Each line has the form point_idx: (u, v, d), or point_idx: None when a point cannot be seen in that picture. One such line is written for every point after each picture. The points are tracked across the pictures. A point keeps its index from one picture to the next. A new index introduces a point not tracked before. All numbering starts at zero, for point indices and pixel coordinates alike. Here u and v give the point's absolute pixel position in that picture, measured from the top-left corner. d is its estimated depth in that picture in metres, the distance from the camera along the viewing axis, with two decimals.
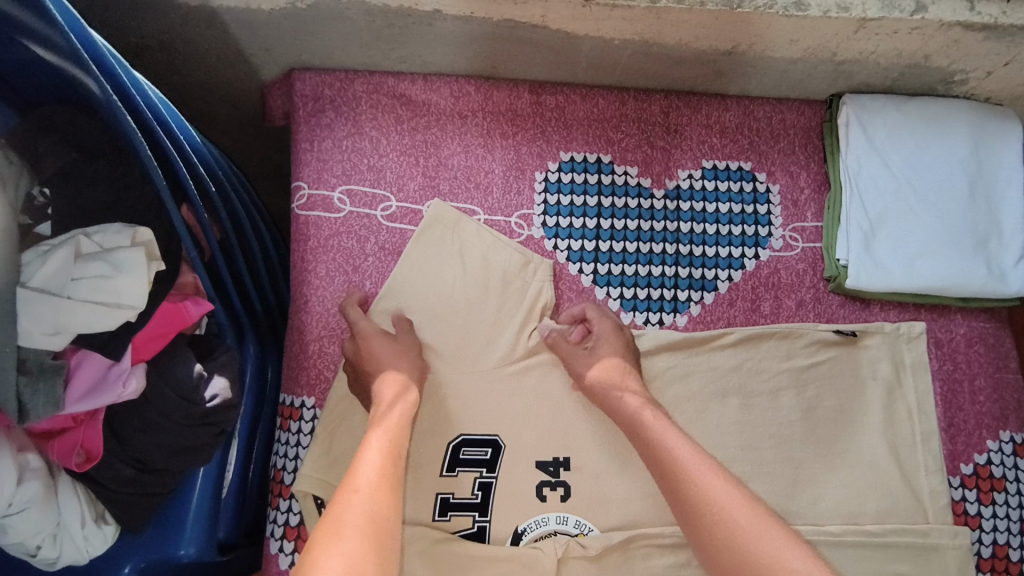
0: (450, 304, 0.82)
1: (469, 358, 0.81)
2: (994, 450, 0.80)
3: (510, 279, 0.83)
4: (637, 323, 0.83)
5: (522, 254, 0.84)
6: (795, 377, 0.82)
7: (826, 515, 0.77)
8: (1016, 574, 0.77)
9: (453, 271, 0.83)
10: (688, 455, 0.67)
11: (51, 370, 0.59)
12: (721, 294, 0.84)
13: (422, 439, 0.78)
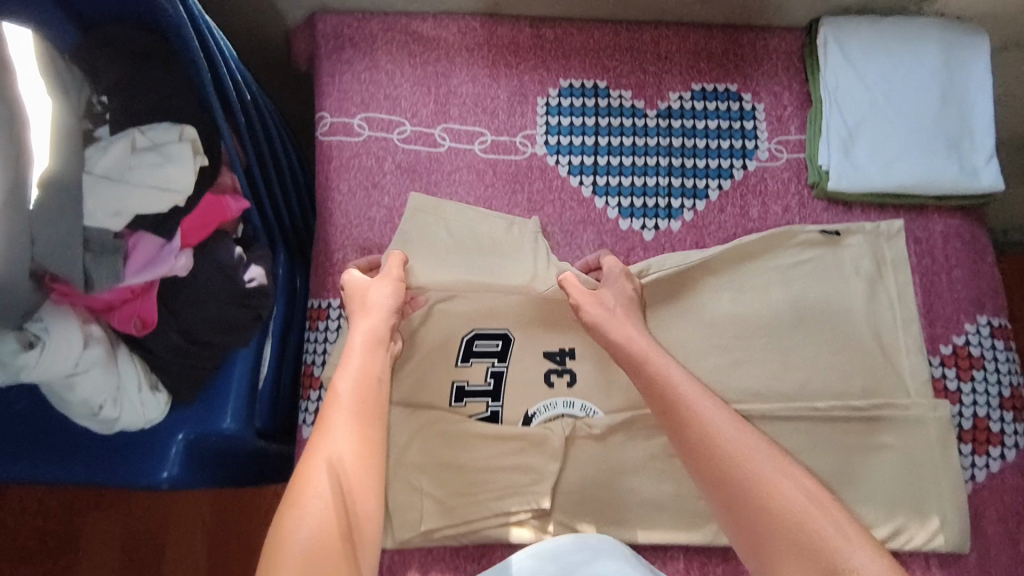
0: (456, 254, 0.87)
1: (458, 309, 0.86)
2: (972, 333, 0.86)
3: (498, 244, 0.88)
4: (634, 228, 0.89)
5: (507, 220, 0.89)
6: (783, 273, 0.88)
7: (814, 394, 0.84)
8: (998, 444, 0.82)
9: (441, 239, 0.88)
10: (687, 389, 0.67)
11: (111, 248, 0.65)
12: (712, 201, 0.91)
13: (436, 335, 0.86)
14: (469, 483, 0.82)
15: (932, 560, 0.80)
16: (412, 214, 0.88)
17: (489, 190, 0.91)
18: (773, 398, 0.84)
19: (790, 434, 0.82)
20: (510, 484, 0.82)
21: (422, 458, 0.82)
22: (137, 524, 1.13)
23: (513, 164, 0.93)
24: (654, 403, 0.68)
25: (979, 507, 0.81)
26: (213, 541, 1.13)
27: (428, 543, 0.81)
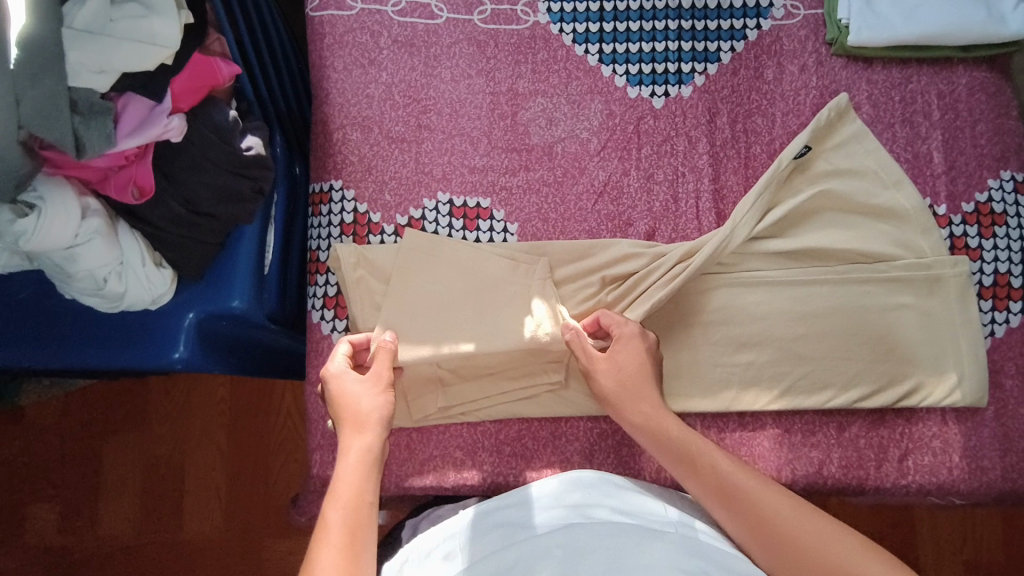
0: (451, 304, 0.77)
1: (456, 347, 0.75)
2: (995, 189, 0.83)
3: (502, 287, 0.78)
4: (643, 96, 0.86)
5: (510, 258, 0.79)
6: (773, 198, 0.81)
7: (833, 255, 0.81)
8: (1018, 300, 0.80)
9: (439, 287, 0.78)
10: (758, 495, 0.61)
11: (101, 109, 0.61)
12: (724, 65, 0.87)
13: (415, 282, 0.78)
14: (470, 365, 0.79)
15: (948, 415, 0.79)
16: (405, 257, 0.78)
17: (492, 61, 0.87)
18: (792, 263, 0.81)
19: (811, 299, 0.80)
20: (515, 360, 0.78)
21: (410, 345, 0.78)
22: (170, 414, 1.22)
23: (515, 34, 0.88)
24: (717, 505, 0.62)
25: (998, 361, 0.80)
26: (238, 428, 1.22)
27: (447, 420, 0.79)
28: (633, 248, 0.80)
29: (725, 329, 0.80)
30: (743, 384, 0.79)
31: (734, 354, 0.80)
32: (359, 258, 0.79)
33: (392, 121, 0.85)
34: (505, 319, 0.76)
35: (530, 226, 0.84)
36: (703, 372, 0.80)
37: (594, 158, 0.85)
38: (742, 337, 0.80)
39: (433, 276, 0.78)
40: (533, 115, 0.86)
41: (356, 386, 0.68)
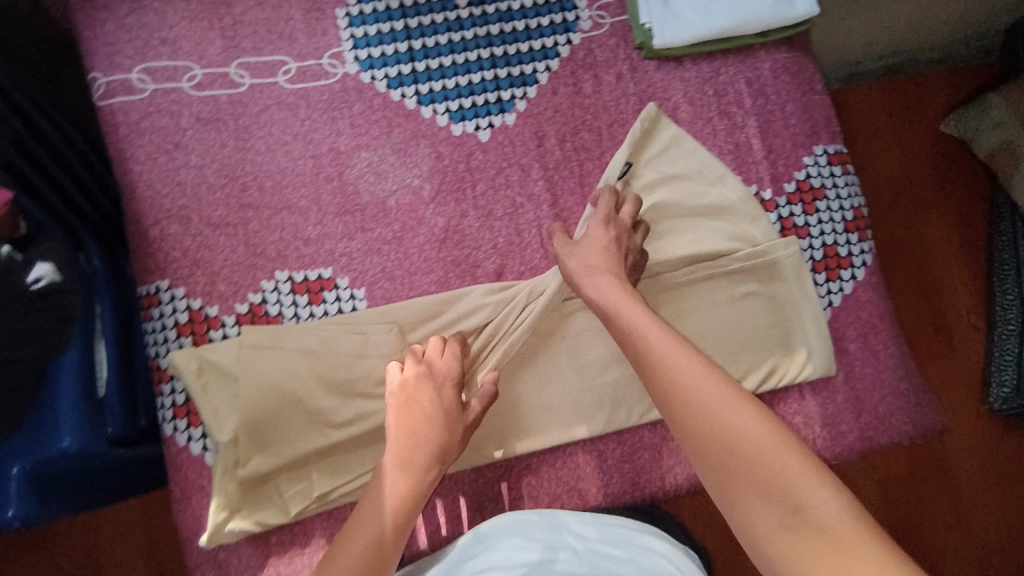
0: (312, 390, 0.77)
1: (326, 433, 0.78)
2: (812, 165, 0.87)
3: (356, 363, 0.79)
4: (468, 132, 0.84)
5: (360, 331, 0.79)
6: None
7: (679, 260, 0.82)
8: (847, 267, 0.86)
9: (293, 376, 0.77)
10: (689, 372, 0.57)
11: None
12: (543, 86, 0.86)
13: (270, 376, 0.76)
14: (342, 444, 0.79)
15: (803, 390, 0.84)
16: (251, 354, 0.76)
17: (307, 123, 0.83)
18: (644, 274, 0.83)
19: (667, 300, 0.82)
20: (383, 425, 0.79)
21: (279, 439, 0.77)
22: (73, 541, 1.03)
23: (325, 89, 0.84)
24: (646, 362, 0.61)
25: (838, 329, 0.85)
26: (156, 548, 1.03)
27: (329, 504, 0.78)
28: (487, 295, 0.81)
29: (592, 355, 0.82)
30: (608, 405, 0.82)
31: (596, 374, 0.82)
32: (200, 364, 0.76)
33: (211, 206, 0.80)
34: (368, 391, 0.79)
35: (379, 288, 0.82)
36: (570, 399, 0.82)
37: (431, 206, 0.84)
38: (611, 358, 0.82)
39: (287, 370, 0.77)
40: (360, 172, 0.83)
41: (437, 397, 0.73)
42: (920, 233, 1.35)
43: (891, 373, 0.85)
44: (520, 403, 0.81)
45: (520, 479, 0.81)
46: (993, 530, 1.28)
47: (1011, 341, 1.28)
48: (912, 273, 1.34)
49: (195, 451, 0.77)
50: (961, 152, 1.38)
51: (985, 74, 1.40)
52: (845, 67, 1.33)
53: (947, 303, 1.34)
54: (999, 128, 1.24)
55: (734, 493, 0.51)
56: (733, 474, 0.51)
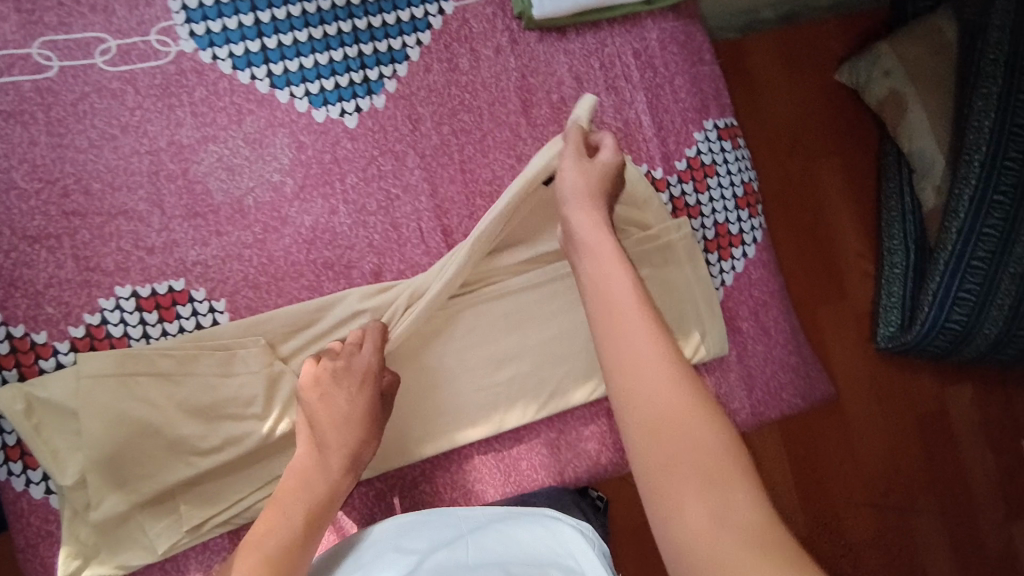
0: (169, 419, 0.69)
1: (189, 466, 0.70)
2: (702, 141, 0.83)
3: (218, 385, 0.71)
4: (332, 118, 0.76)
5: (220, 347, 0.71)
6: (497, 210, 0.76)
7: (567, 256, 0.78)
8: (738, 245, 0.84)
9: (142, 407, 0.68)
10: (612, 275, 0.55)
11: None
12: (414, 63, 0.78)
13: (113, 411, 0.67)
14: (211, 473, 0.72)
15: (699, 371, 0.83)
16: (88, 387, 0.67)
17: (137, 113, 0.71)
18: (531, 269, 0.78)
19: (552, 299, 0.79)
20: (257, 448, 0.72)
21: (133, 477, 0.69)
22: None
23: (156, 72, 0.72)
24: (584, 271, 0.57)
25: (732, 307, 0.84)
26: None
27: (203, 537, 0.72)
28: (364, 299, 0.74)
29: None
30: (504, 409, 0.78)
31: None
32: (29, 403, 0.67)
33: (25, 216, 0.69)
34: (234, 413, 0.71)
35: (240, 298, 0.73)
36: (466, 405, 0.78)
37: (294, 203, 0.75)
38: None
39: (137, 400, 0.68)
40: (208, 168, 0.73)
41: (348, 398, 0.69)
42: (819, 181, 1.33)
43: (783, 349, 0.85)
44: (410, 412, 0.76)
45: (414, 488, 0.77)
46: (899, 477, 1.30)
47: (894, 283, 1.28)
48: (796, 229, 1.32)
49: (36, 495, 0.69)
50: (854, 103, 1.35)
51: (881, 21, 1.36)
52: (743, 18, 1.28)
53: (835, 254, 1.33)
54: (889, 77, 1.21)
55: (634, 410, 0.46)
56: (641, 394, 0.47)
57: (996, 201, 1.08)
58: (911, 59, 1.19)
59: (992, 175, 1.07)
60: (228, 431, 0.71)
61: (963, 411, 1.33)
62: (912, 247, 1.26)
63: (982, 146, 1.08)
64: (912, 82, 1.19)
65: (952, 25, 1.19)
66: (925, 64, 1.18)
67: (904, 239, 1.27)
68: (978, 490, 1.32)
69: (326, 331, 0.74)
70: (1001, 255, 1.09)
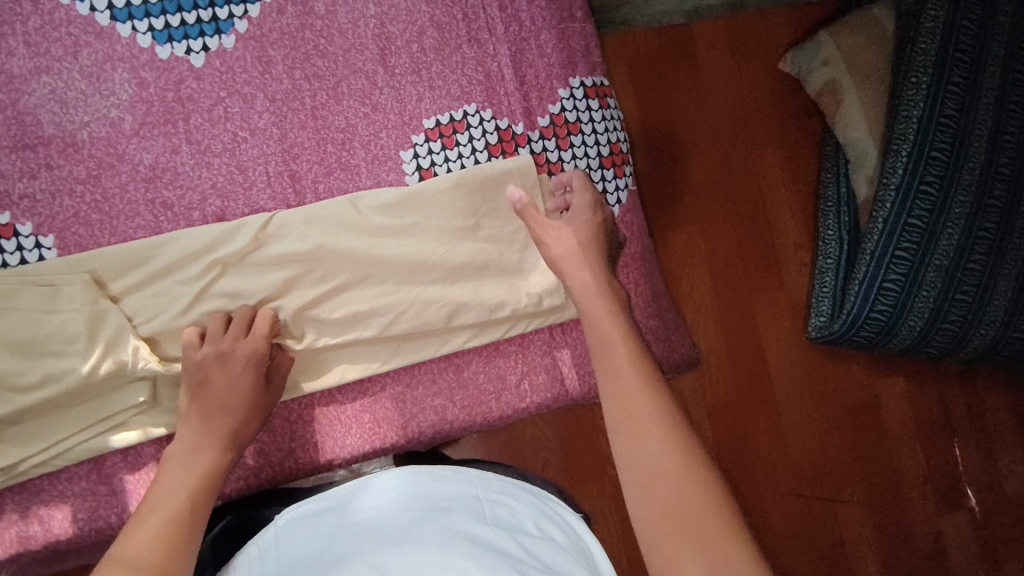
0: None
1: (6, 401, 0.69)
2: (567, 98, 0.82)
3: (40, 319, 0.70)
4: (176, 55, 0.74)
5: (44, 281, 0.70)
6: (366, 199, 0.76)
7: (427, 238, 0.77)
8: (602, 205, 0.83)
9: None
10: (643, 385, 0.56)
11: None
12: (267, 3, 0.76)
13: None
14: (31, 411, 0.70)
15: (556, 330, 0.82)
16: None
17: None
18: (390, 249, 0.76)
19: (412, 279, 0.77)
20: (79, 388, 0.70)
21: None
22: None
23: None
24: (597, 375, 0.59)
25: None
26: None
27: (17, 479, 0.70)
28: (204, 243, 0.72)
29: (335, 321, 0.76)
30: (346, 364, 0.77)
31: (323, 337, 0.75)
32: None
33: None
34: (55, 349, 0.70)
35: (70, 234, 0.72)
36: (310, 356, 0.77)
37: (132, 141, 0.73)
38: (355, 335, 0.76)
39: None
40: (40, 100, 0.71)
41: (221, 377, 0.69)
42: (738, 159, 1.30)
43: (643, 312, 0.83)
44: None
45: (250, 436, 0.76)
46: (818, 465, 1.27)
47: (828, 274, 1.23)
48: (731, 216, 1.28)
49: None
50: (792, 90, 1.32)
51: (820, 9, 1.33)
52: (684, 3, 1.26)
53: (772, 240, 1.29)
54: (826, 66, 1.20)
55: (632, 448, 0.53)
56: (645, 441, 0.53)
57: (922, 191, 1.03)
58: (847, 49, 1.18)
59: (920, 165, 1.02)
60: (49, 367, 0.70)
61: (893, 399, 1.30)
62: (846, 238, 1.22)
63: (909, 135, 1.02)
64: (849, 73, 1.18)
65: (890, 18, 1.19)
66: (859, 55, 1.18)
67: (838, 231, 1.23)
68: (902, 483, 1.28)
69: (165, 269, 0.72)
70: (926, 246, 1.04)
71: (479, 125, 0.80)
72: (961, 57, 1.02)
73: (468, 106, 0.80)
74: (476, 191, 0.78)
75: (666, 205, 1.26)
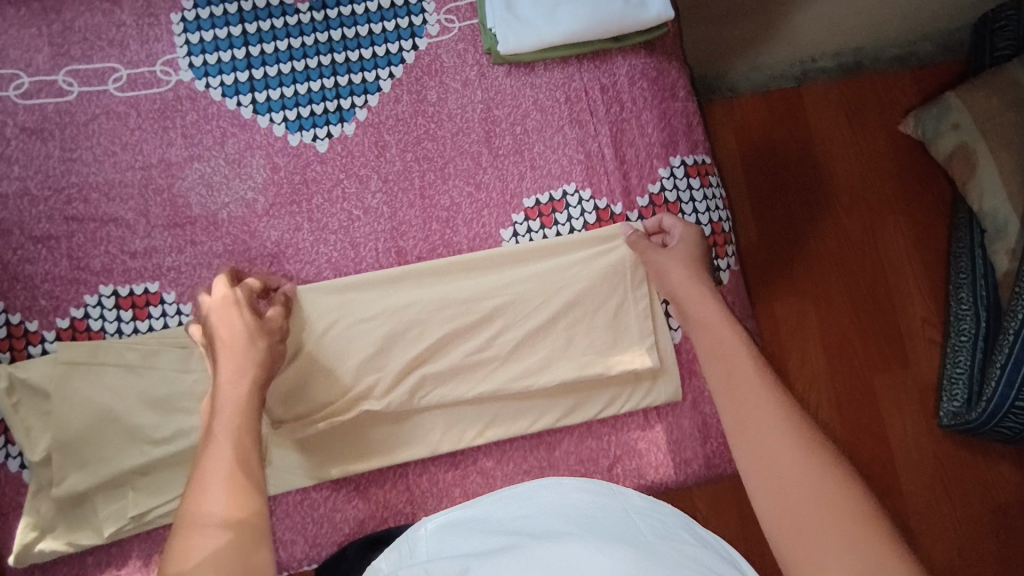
0: (133, 404, 0.76)
1: (142, 452, 0.76)
2: (667, 177, 0.82)
3: (176, 378, 0.77)
4: (305, 142, 0.82)
5: (182, 343, 0.78)
6: (463, 268, 0.80)
7: (519, 307, 0.79)
8: None
9: (111, 392, 0.76)
10: (772, 413, 0.55)
11: None
12: (386, 94, 0.83)
13: (89, 392, 0.75)
14: (163, 463, 0.77)
15: (650, 414, 0.80)
16: (63, 374, 0.75)
17: (136, 133, 0.81)
18: (485, 317, 0.79)
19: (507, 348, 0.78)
20: (203, 443, 0.76)
21: (91, 457, 0.75)
22: None
23: (156, 98, 0.82)
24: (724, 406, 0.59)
25: (689, 352, 0.82)
26: None
27: (145, 526, 0.76)
28: (314, 310, 0.78)
29: (433, 381, 0.78)
30: (444, 426, 0.79)
31: (420, 398, 0.78)
32: (11, 383, 0.75)
33: (34, 218, 0.79)
34: (187, 406, 0.77)
35: (206, 303, 0.79)
36: (407, 419, 0.79)
37: (263, 219, 0.81)
38: (452, 395, 0.78)
39: (103, 387, 0.76)
40: (191, 184, 0.81)
41: (250, 319, 0.71)
42: (852, 226, 1.22)
43: None
44: (358, 437, 0.79)
45: (347, 502, 0.78)
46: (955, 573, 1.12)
47: (962, 353, 1.13)
48: (848, 287, 1.20)
49: (11, 469, 0.76)
50: (920, 158, 1.24)
51: (949, 71, 1.24)
52: (797, 65, 1.22)
53: (896, 318, 1.20)
54: (956, 130, 1.12)
55: (763, 452, 0.53)
56: (775, 449, 0.52)
57: None
58: (982, 114, 1.10)
59: None
60: (179, 422, 0.76)
61: None
62: (984, 314, 1.11)
63: None
64: (983, 138, 1.09)
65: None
66: (999, 120, 1.08)
67: (974, 304, 1.13)
68: None
69: None
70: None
71: (577, 205, 0.82)
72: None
73: (567, 186, 0.82)
74: (568, 259, 0.80)
75: (772, 275, 1.20)
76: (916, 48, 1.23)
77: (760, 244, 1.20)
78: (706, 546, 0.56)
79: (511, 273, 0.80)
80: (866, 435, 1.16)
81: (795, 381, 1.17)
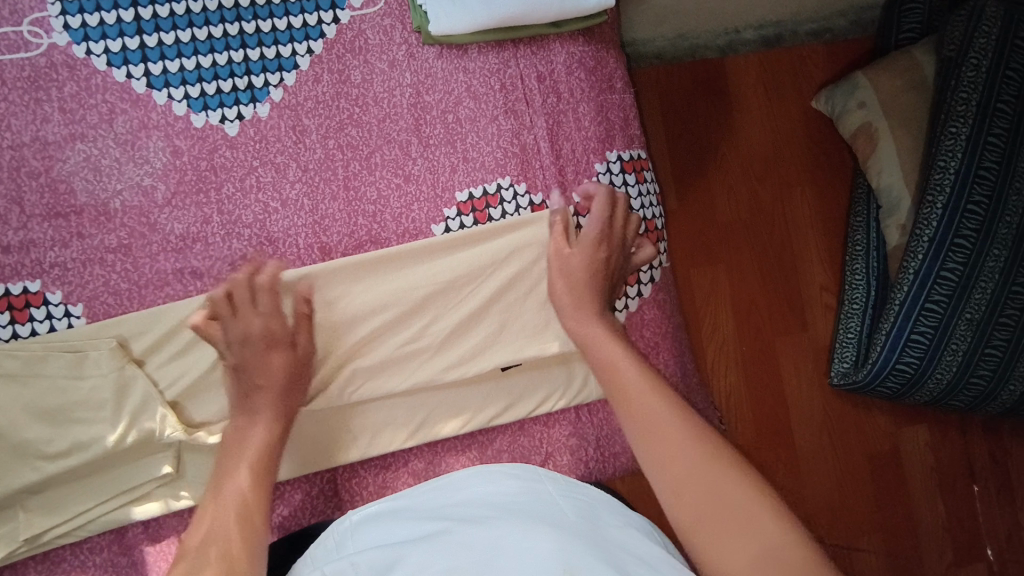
0: (17, 416, 0.68)
1: (31, 468, 0.69)
2: (604, 173, 0.81)
3: (66, 385, 0.69)
4: (212, 123, 0.73)
5: (72, 347, 0.69)
6: (394, 257, 0.75)
7: (454, 298, 0.76)
8: (633, 284, 0.81)
9: None
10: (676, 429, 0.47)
11: None
12: (304, 72, 0.75)
13: None
14: (57, 479, 0.70)
15: (582, 411, 0.81)
16: None
17: (3, 106, 0.70)
18: (421, 309, 0.76)
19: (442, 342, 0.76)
20: (103, 456, 0.70)
21: None
22: None
23: (26, 65, 0.70)
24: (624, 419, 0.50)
25: None
26: None
27: (41, 548, 0.70)
28: None
29: (368, 374, 0.75)
30: (379, 423, 0.76)
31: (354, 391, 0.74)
32: None
33: None
34: (81, 416, 0.69)
35: (98, 303, 0.71)
36: (340, 416, 0.75)
37: (166, 210, 0.72)
38: (384, 389, 0.75)
39: None
40: (75, 167, 0.71)
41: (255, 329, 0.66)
42: (771, 192, 1.22)
43: None
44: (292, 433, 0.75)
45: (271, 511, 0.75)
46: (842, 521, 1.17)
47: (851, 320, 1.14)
48: (755, 254, 1.21)
49: None
50: (830, 132, 1.24)
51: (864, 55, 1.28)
52: (721, 37, 1.18)
53: (797, 285, 1.21)
54: (862, 108, 1.11)
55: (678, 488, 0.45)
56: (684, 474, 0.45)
57: (956, 244, 0.96)
58: (886, 92, 1.09)
59: (956, 217, 0.96)
60: (74, 435, 0.69)
61: (916, 450, 1.20)
62: (874, 284, 1.13)
63: (945, 187, 0.96)
64: (885, 117, 1.09)
65: (931, 61, 1.09)
66: (901, 100, 1.09)
67: (866, 275, 1.14)
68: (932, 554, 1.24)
69: (178, 330, 0.71)
70: (958, 299, 0.98)
71: (512, 200, 0.79)
72: (1002, 109, 0.96)
73: (502, 179, 0.78)
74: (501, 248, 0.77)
75: (687, 242, 1.19)
76: (831, 23, 1.21)
77: (680, 215, 1.19)
78: (632, 532, 0.55)
79: (445, 263, 0.76)
80: (767, 397, 1.18)
81: (704, 348, 1.18)
